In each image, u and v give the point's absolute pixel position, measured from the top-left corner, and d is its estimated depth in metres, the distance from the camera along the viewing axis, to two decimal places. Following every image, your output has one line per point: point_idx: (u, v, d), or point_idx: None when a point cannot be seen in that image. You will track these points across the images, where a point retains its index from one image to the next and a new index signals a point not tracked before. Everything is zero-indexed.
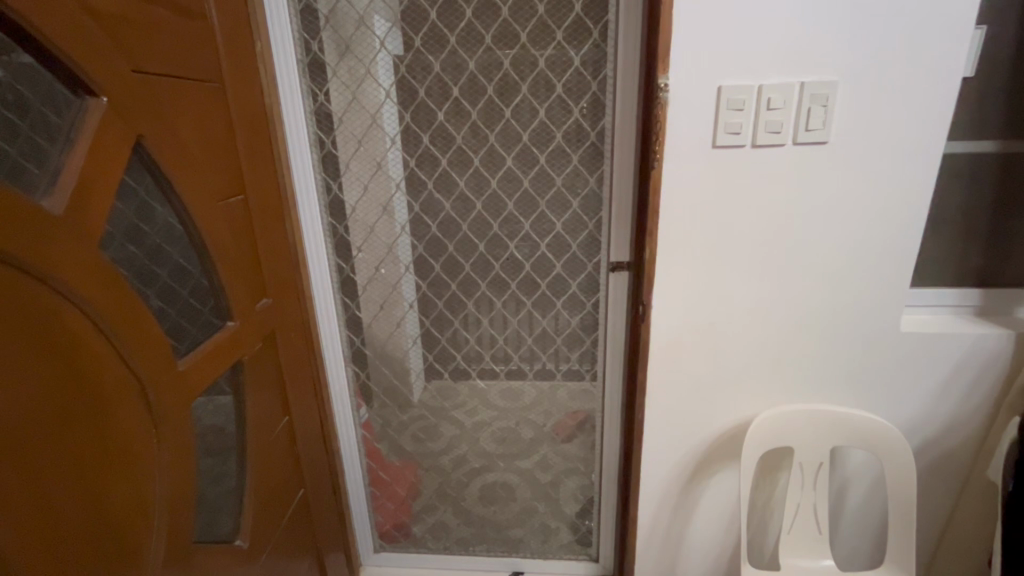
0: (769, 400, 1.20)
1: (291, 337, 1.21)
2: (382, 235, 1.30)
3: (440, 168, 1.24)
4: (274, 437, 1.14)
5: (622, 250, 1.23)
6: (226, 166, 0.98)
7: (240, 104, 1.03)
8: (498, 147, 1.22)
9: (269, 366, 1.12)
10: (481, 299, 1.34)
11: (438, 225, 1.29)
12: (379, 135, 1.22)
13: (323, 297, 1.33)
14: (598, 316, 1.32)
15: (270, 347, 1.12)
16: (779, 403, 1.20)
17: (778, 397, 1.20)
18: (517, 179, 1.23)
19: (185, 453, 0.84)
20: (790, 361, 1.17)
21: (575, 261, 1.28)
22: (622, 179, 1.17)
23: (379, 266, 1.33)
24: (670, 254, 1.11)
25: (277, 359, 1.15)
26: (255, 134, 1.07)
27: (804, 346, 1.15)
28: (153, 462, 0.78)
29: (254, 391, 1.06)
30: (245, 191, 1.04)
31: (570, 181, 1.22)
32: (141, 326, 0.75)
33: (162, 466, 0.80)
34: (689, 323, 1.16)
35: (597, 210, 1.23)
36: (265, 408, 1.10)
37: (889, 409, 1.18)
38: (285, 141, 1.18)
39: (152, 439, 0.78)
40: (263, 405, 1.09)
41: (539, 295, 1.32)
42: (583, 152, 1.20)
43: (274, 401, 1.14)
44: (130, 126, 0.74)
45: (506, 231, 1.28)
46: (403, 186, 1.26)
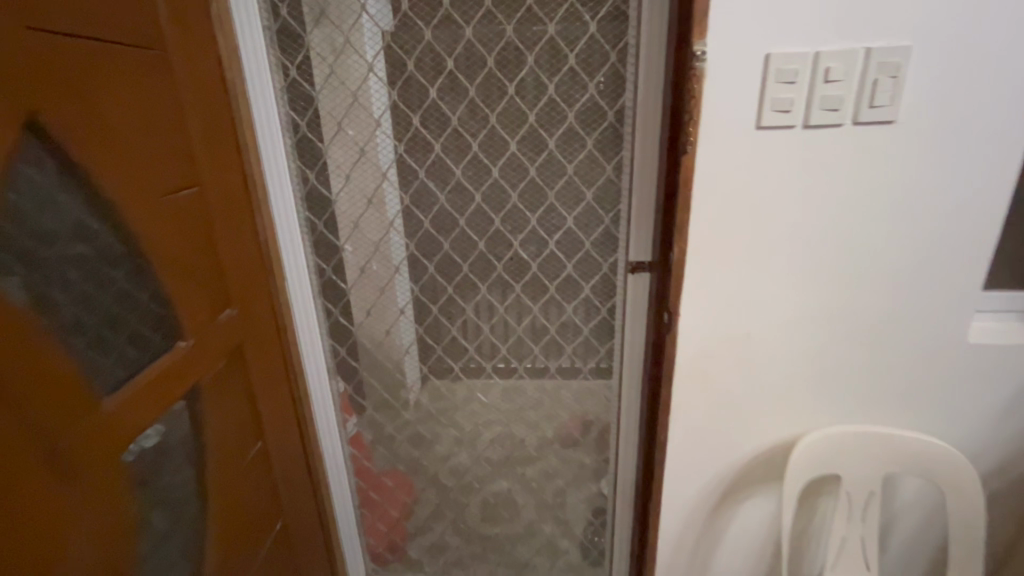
0: (811, 420, 1.05)
1: (263, 351, 1.05)
2: (368, 231, 1.14)
3: (432, 154, 1.08)
4: (245, 466, 1.00)
5: (643, 250, 1.07)
6: (173, 154, 0.82)
7: (192, 79, 0.86)
8: (499, 130, 1.05)
9: (236, 386, 0.97)
10: (481, 303, 1.19)
11: (431, 220, 1.12)
12: (362, 115, 1.05)
13: (303, 303, 1.16)
14: (615, 323, 1.17)
15: (236, 364, 0.97)
16: (823, 423, 1.06)
17: (820, 416, 1.05)
18: (522, 167, 1.07)
19: (111, 504, 0.71)
20: (837, 376, 1.02)
21: (589, 261, 1.13)
22: (645, 165, 1.01)
23: (365, 267, 1.17)
24: (701, 255, 0.96)
25: (246, 378, 1.00)
26: (213, 115, 0.91)
27: (854, 358, 1.00)
28: (63, 516, 0.64)
29: (216, 417, 0.91)
30: (202, 183, 0.88)
31: (584, 167, 1.06)
32: (33, 355, 0.61)
33: (76, 518, 0.66)
34: (722, 333, 1.01)
35: (616, 201, 1.07)
36: (231, 436, 0.95)
37: (948, 429, 1.03)
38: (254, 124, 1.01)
39: (58, 488, 0.63)
40: (228, 433, 0.94)
41: (548, 299, 1.17)
42: (599, 136, 1.04)
43: (244, 426, 0.99)
44: (8, 105, 0.58)
45: (508, 228, 1.12)
46: (392, 175, 1.09)
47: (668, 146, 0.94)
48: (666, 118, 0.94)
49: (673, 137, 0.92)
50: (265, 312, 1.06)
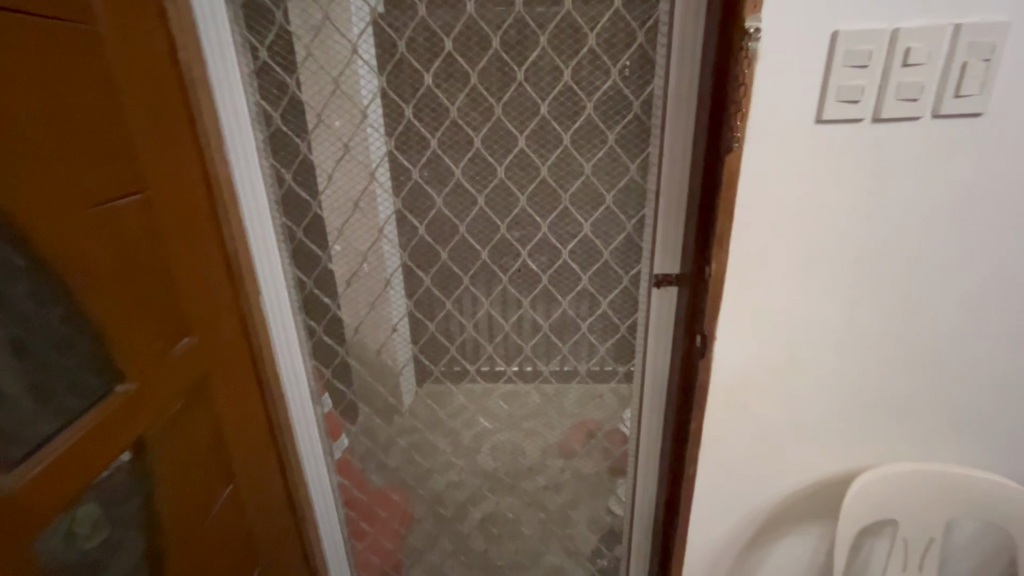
0: (858, 454, 0.94)
1: (231, 379, 0.91)
2: (355, 240, 0.99)
3: (427, 151, 0.93)
4: (208, 514, 0.87)
5: (670, 262, 0.93)
6: (105, 156, 0.67)
7: (132, 61, 0.70)
8: (506, 122, 0.90)
9: (194, 427, 0.83)
10: (485, 318, 1.05)
11: (426, 227, 0.98)
12: (348, 106, 0.90)
13: (281, 319, 1.02)
14: (635, 342, 1.04)
15: (195, 400, 0.83)
16: (873, 459, 0.94)
17: (869, 448, 0.93)
18: (532, 165, 0.92)
19: None
20: (888, 406, 0.90)
21: (607, 273, 0.99)
22: (675, 165, 0.87)
23: (352, 280, 1.03)
24: (742, 270, 0.83)
25: (207, 414, 0.86)
26: (160, 106, 0.75)
27: (908, 386, 0.89)
28: None
29: (166, 468, 0.78)
30: (147, 191, 0.73)
31: (604, 167, 0.91)
32: None
33: None
34: (764, 359, 0.88)
35: (640, 206, 0.93)
36: (189, 486, 0.82)
37: (1001, 463, 0.94)
38: (218, 113, 0.86)
39: None
40: (184, 481, 0.82)
41: (561, 315, 1.04)
42: (621, 130, 0.89)
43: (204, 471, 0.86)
44: None
45: (516, 235, 0.98)
46: (381, 175, 0.95)
47: (704, 143, 0.80)
48: (703, 109, 0.80)
49: (712, 133, 0.78)
50: (233, 334, 0.91)
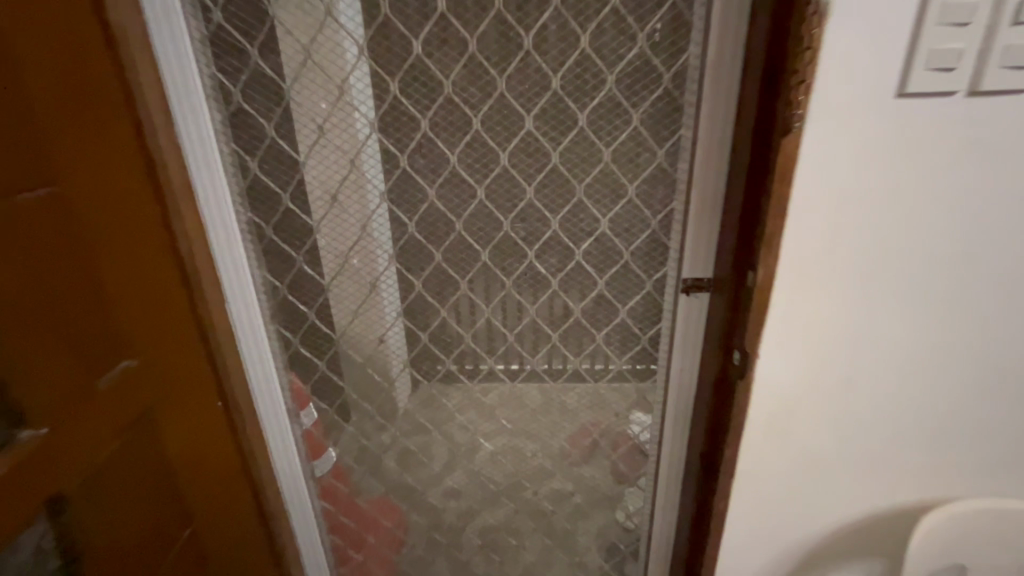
0: (912, 485, 0.83)
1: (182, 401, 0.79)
2: (332, 239, 0.86)
3: (417, 134, 0.78)
4: (158, 547, 0.80)
5: (700, 267, 0.80)
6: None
7: (35, 36, 0.57)
8: (511, 99, 0.76)
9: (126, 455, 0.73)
10: (485, 328, 0.92)
11: (417, 223, 0.84)
12: (322, 80, 0.76)
13: (250, 331, 0.87)
14: (657, 354, 0.91)
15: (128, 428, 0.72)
16: (928, 491, 0.83)
17: (925, 477, 0.82)
18: (541, 150, 0.78)
19: None
20: (950, 431, 0.79)
21: (627, 277, 0.86)
22: (711, 151, 0.72)
23: (330, 285, 0.89)
24: (794, 276, 0.69)
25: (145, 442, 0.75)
26: (74, 79, 0.61)
27: (975, 409, 0.77)
28: None
29: (100, 508, 0.70)
30: (54, 185, 0.61)
31: (627, 153, 0.78)
32: None
33: None
34: (814, 380, 0.75)
35: (669, 198, 0.79)
36: (118, 523, 0.73)
37: None
38: (168, 91, 0.71)
39: None
40: (113, 516, 0.72)
41: (573, 324, 0.91)
42: (648, 108, 0.75)
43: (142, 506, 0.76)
44: None
45: (521, 233, 0.84)
46: (361, 163, 0.80)
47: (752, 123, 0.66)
48: (750, 82, 0.65)
49: (761, 112, 0.64)
50: (185, 351, 0.78)
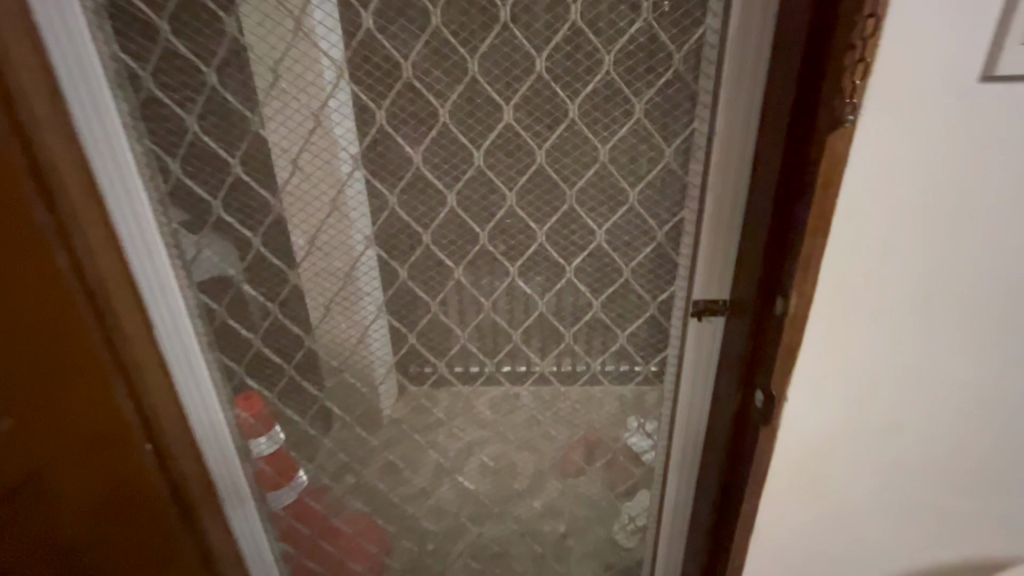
0: (954, 540, 0.72)
1: (92, 441, 0.72)
2: (278, 255, 0.72)
3: (371, 130, 0.64)
4: None
5: (716, 288, 0.68)
6: None
7: None
8: (486, 86, 0.62)
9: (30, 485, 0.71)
10: (462, 355, 0.80)
11: (376, 237, 0.70)
12: (252, 61, 0.61)
13: (184, 359, 0.75)
14: (662, 385, 0.79)
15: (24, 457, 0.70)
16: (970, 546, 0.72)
17: (970, 531, 0.71)
18: (524, 149, 0.64)
19: None
20: (1005, 483, 0.67)
21: (628, 299, 0.73)
22: (731, 150, 0.60)
23: (278, 309, 0.76)
24: (841, 304, 0.56)
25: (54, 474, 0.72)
26: None
27: None
28: None
29: None
30: None
31: (628, 151, 0.64)
32: None
33: None
34: (852, 425, 0.63)
35: (678, 206, 0.66)
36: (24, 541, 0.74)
37: None
38: (62, 81, 0.57)
39: None
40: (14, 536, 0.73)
41: (564, 351, 0.78)
42: (654, 96, 0.61)
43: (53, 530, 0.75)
44: None
45: (502, 247, 0.70)
46: (305, 165, 0.66)
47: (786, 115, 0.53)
48: (785, 62, 0.52)
49: (799, 100, 0.51)
50: (92, 383, 0.69)
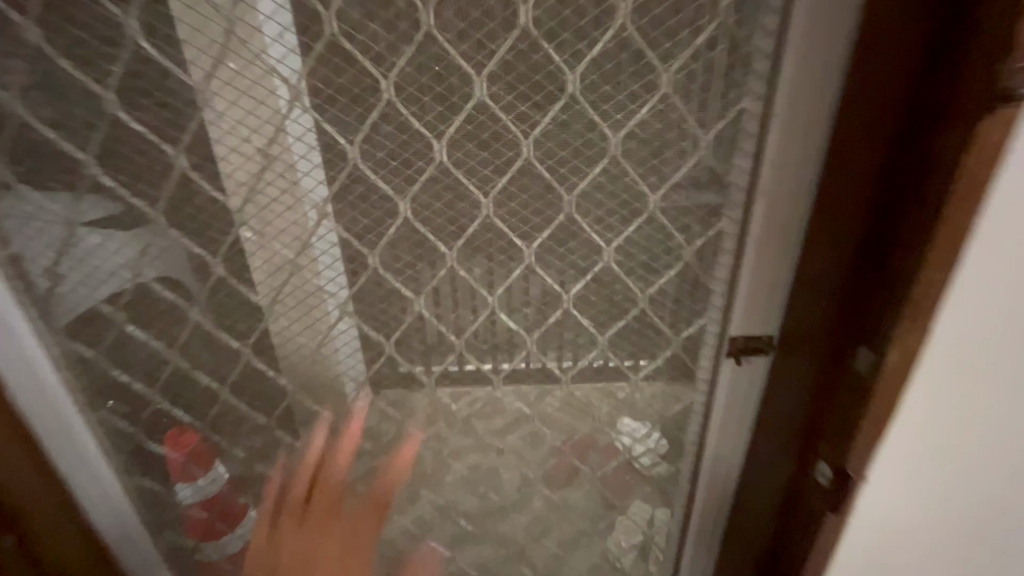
0: None
1: None
2: (173, 286, 0.53)
3: (282, 114, 0.44)
4: None
5: (760, 324, 0.51)
6: None
7: None
8: (446, 45, 0.42)
9: None
10: (427, 404, 0.62)
11: (304, 261, 0.51)
12: (94, 8, 0.41)
13: (48, 413, 0.54)
14: (684, 441, 0.62)
15: None
16: None
17: None
18: (503, 139, 0.46)
19: None
20: None
21: (642, 333, 0.56)
22: (794, 142, 0.43)
23: (182, 354, 0.57)
24: (964, 362, 0.40)
25: None
26: None
27: None
28: None
29: None
30: None
31: (650, 141, 0.45)
32: None
33: None
34: (946, 506, 0.47)
35: (715, 216, 0.48)
36: None
37: None
38: None
39: None
40: None
41: (561, 395, 0.62)
42: (689, 61, 0.42)
43: None
44: None
45: (478, 271, 0.52)
46: (198, 163, 0.47)
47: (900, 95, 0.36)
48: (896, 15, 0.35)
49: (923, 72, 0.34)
50: None
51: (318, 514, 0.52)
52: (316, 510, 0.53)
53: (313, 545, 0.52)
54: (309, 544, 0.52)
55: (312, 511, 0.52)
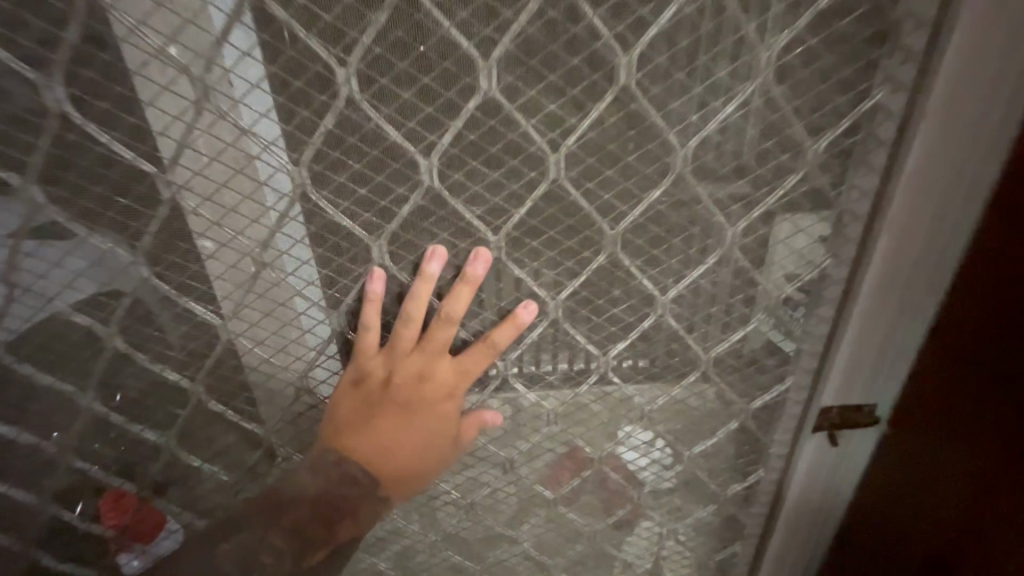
0: None
1: None
2: (47, 378, 0.35)
3: (188, 122, 0.29)
4: None
5: (861, 380, 0.41)
6: None
7: None
8: (437, 10, 0.27)
9: None
10: (416, 509, 0.47)
11: (260, 325, 0.37)
12: None
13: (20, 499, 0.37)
14: (742, 517, 0.50)
15: None
16: None
17: None
18: (523, 153, 0.31)
19: None
20: None
21: (704, 400, 0.42)
22: (953, 148, 0.30)
23: (74, 474, 0.39)
24: None
25: None
26: None
27: None
28: None
29: None
30: None
31: (736, 153, 0.31)
32: None
33: None
34: None
35: (816, 255, 0.35)
36: None
37: None
38: None
39: None
40: None
41: (595, 478, 0.47)
42: (813, 33, 0.28)
43: None
44: None
45: (482, 330, 0.39)
46: (58, 199, 0.30)
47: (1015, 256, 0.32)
48: None
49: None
50: None
51: (436, 355, 0.38)
52: (433, 355, 0.38)
53: (424, 382, 0.39)
54: (418, 378, 0.39)
55: (420, 361, 0.38)
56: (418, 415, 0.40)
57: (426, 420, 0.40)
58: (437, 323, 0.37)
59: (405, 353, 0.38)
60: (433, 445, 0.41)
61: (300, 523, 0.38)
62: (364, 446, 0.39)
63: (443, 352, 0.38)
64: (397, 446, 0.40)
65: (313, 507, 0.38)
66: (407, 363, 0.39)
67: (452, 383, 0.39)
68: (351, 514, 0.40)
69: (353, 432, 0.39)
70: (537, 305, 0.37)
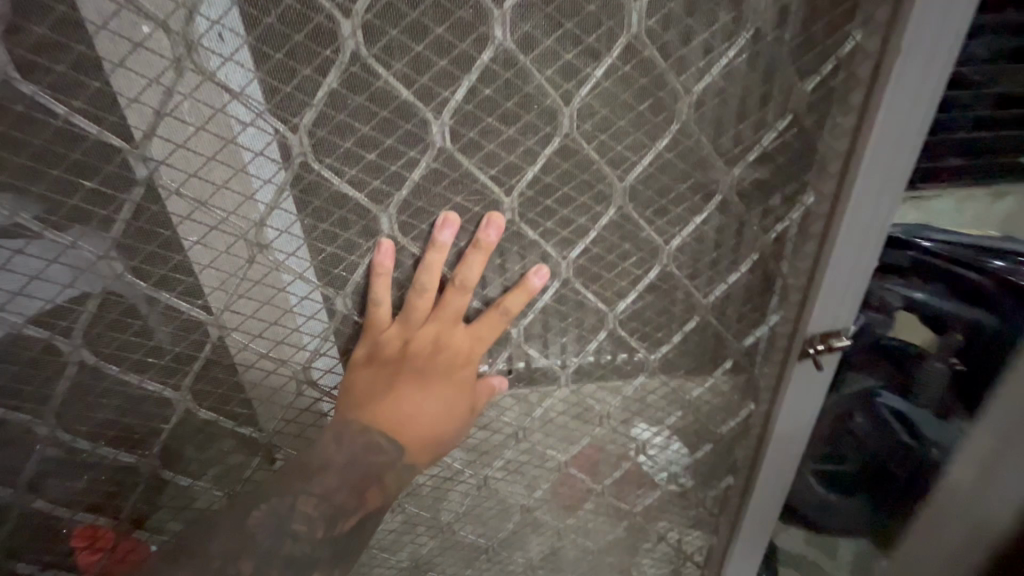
0: None
1: None
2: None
3: (169, 86, 0.25)
4: None
5: (841, 307, 0.44)
6: None
7: None
8: None
9: None
10: (430, 494, 0.45)
11: (254, 316, 0.34)
12: None
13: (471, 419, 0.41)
14: (733, 448, 0.54)
15: None
16: None
17: None
18: (538, 107, 0.30)
19: None
20: None
21: (701, 341, 0.45)
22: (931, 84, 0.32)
23: (41, 515, 0.34)
24: None
25: None
26: None
27: None
28: None
29: None
30: None
31: (733, 99, 0.33)
32: None
33: None
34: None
35: (796, 191, 0.38)
36: None
37: None
38: None
39: None
40: None
41: (605, 435, 0.48)
42: None
43: None
44: None
45: (494, 296, 0.38)
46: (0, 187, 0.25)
47: None
48: None
49: None
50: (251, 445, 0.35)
51: (450, 325, 0.37)
52: (447, 324, 0.37)
53: (438, 352, 0.38)
54: (431, 348, 0.38)
55: (433, 332, 0.37)
56: (434, 387, 0.38)
57: (443, 390, 0.39)
58: (451, 290, 0.36)
59: (418, 324, 0.37)
60: (450, 416, 0.39)
61: (330, 490, 0.34)
62: (381, 416, 0.37)
63: (458, 321, 0.37)
64: (418, 419, 0.38)
65: (344, 470, 0.35)
66: (420, 334, 0.37)
67: (468, 351, 0.38)
68: (378, 484, 0.36)
69: (370, 403, 0.37)
70: (548, 268, 0.36)
